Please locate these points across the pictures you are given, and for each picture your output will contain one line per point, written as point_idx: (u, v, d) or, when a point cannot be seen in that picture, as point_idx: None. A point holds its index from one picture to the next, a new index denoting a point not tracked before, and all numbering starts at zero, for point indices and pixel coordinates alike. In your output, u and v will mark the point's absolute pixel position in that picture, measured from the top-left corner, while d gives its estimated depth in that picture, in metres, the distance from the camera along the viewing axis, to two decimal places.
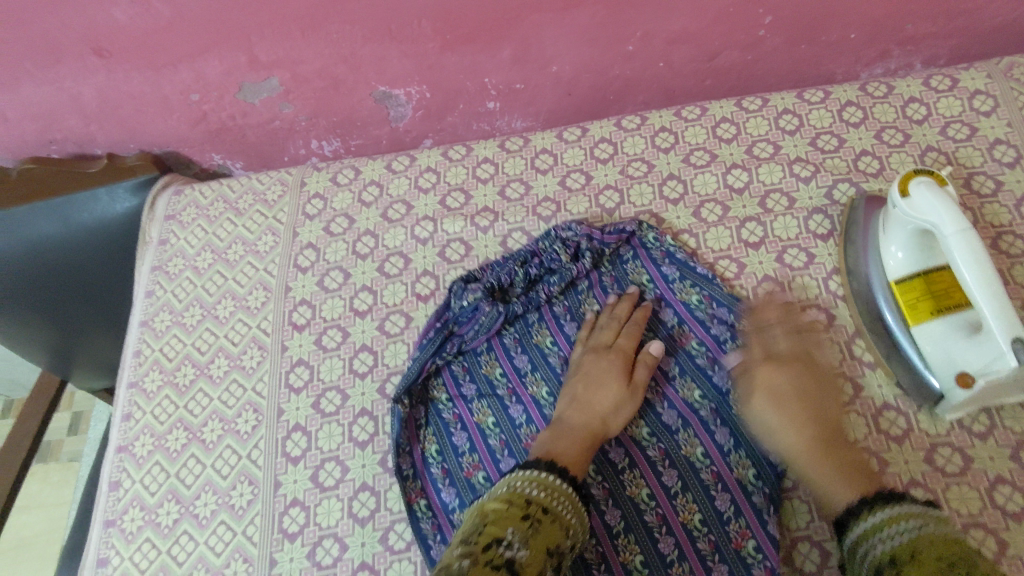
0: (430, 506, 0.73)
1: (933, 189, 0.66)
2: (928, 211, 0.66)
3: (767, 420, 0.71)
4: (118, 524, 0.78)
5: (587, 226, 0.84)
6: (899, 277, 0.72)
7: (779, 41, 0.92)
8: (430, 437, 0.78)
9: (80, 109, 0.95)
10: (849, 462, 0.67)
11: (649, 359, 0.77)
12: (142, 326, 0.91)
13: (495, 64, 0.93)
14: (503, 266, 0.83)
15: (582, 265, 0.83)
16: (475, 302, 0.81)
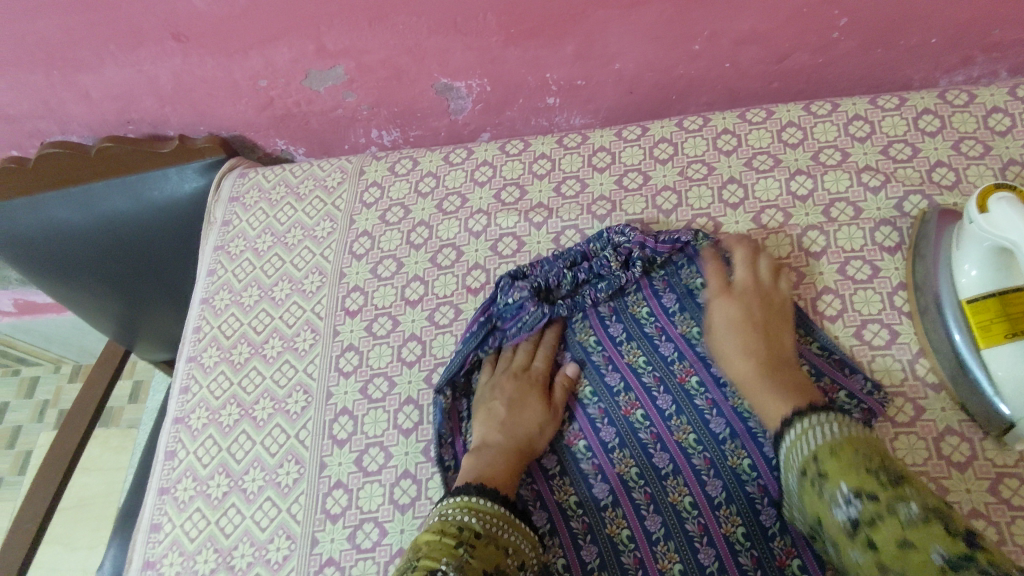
0: None
1: (1015, 206, 0.62)
2: (1009, 229, 0.62)
3: (728, 345, 0.75)
4: (171, 492, 0.81)
5: (641, 233, 0.81)
6: (972, 296, 0.68)
7: (854, 44, 0.88)
8: (472, 428, 0.80)
9: (156, 91, 0.99)
10: (795, 381, 0.71)
11: (569, 380, 0.79)
12: (202, 303, 0.94)
13: (558, 59, 0.92)
14: (553, 266, 0.82)
15: (632, 273, 0.81)
16: (520, 301, 0.80)
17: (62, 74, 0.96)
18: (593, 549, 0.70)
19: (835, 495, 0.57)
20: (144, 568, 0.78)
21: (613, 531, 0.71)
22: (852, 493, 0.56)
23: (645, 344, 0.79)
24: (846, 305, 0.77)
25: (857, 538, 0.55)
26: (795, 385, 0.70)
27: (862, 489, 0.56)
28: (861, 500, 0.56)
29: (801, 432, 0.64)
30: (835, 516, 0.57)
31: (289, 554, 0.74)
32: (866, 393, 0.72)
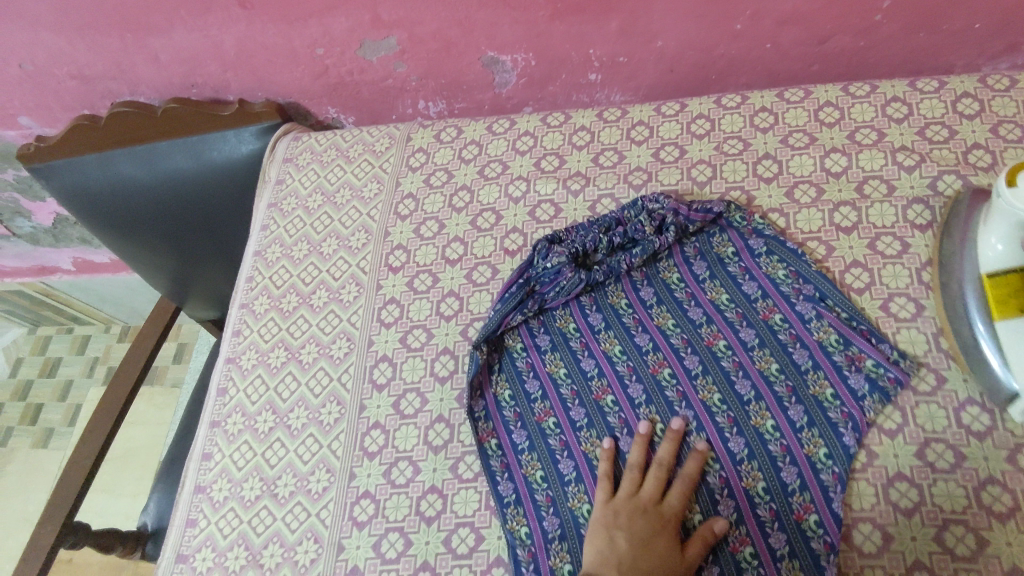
0: (501, 445, 0.78)
1: None
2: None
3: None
4: (222, 425, 0.87)
5: (675, 201, 0.85)
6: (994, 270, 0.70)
7: (896, 27, 0.90)
8: (503, 383, 0.82)
9: (220, 56, 1.05)
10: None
11: (706, 531, 0.68)
12: (255, 255, 1.00)
13: (602, 35, 0.95)
14: (588, 231, 0.86)
15: (665, 239, 0.84)
16: (558, 266, 0.84)
17: (137, 38, 1.03)
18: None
19: None
20: (195, 491, 0.84)
21: None
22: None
23: (675, 308, 0.82)
24: (874, 278, 0.79)
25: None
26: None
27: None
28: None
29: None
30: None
31: (328, 486, 0.79)
32: (892, 361, 0.73)
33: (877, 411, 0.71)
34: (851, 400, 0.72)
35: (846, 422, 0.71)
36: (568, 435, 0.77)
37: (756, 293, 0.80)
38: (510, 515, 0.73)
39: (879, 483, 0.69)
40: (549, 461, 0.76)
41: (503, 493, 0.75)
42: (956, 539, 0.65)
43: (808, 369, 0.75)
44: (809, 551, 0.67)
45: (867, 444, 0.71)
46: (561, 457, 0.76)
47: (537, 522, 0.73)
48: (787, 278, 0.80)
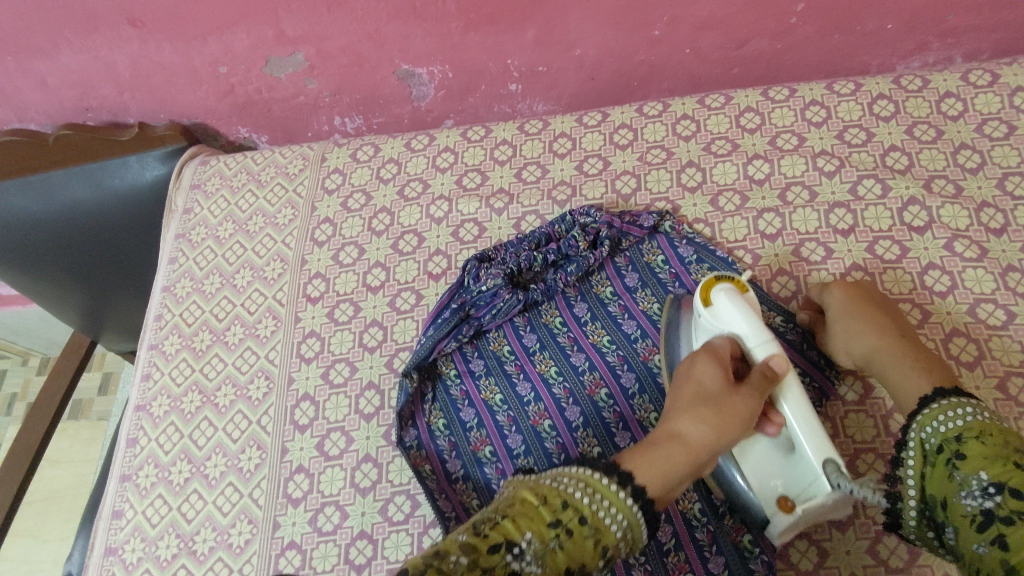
0: (435, 479, 0.74)
1: (733, 299, 0.66)
2: (732, 318, 0.65)
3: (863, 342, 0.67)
4: (133, 479, 0.81)
5: (607, 213, 0.83)
6: None
7: (811, 30, 0.90)
8: (437, 412, 0.78)
9: (114, 77, 0.97)
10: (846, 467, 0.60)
11: (771, 369, 0.61)
12: (164, 291, 0.93)
13: (519, 46, 0.93)
14: (519, 248, 0.83)
15: (599, 253, 0.82)
16: (494, 288, 0.81)
17: (18, 60, 0.94)
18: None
19: (969, 483, 0.51)
20: (106, 553, 0.78)
21: None
22: (991, 483, 0.50)
23: (609, 323, 0.80)
24: (800, 286, 0.78)
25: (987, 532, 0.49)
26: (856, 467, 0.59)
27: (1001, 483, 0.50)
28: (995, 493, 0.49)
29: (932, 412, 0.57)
30: (962, 504, 0.51)
31: (250, 539, 0.75)
32: (817, 367, 0.73)
33: None
34: None
35: None
36: (505, 464, 0.74)
37: None
38: (453, 530, 0.70)
39: None
40: (486, 492, 0.73)
41: (444, 510, 0.72)
42: (889, 551, 0.65)
43: None
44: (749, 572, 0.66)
45: None
46: (496, 489, 0.73)
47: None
48: None
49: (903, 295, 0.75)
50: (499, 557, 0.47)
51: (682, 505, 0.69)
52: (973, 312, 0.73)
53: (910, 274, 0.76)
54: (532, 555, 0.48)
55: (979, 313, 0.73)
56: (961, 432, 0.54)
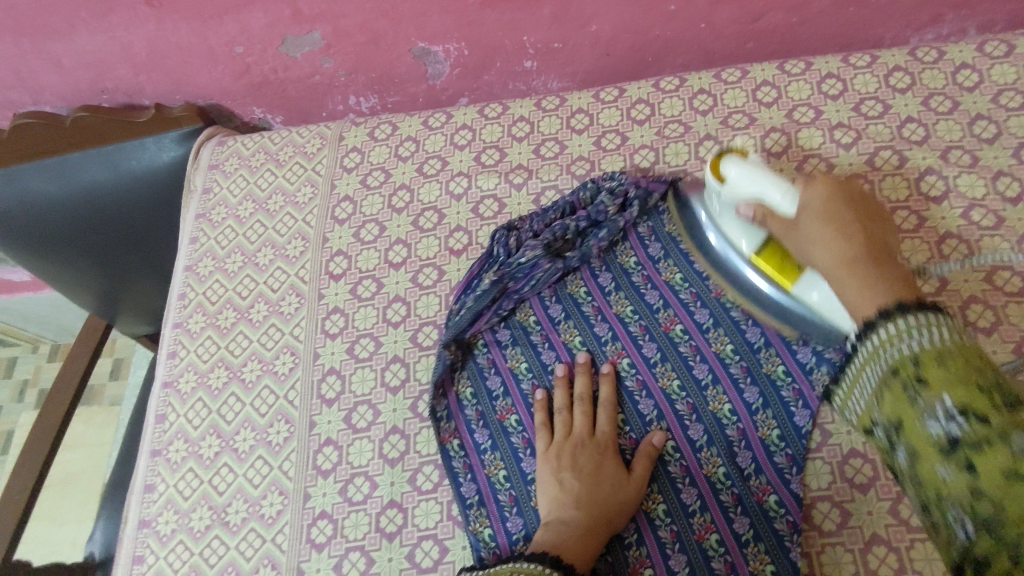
0: (463, 446, 0.76)
1: (743, 164, 0.70)
2: (747, 182, 0.69)
3: (818, 239, 0.62)
4: (163, 454, 0.83)
5: (632, 175, 0.85)
6: (753, 251, 0.72)
7: (826, 3, 0.90)
8: (464, 381, 0.80)
9: (130, 58, 0.98)
10: (892, 278, 0.56)
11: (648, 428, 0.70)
12: (186, 270, 0.94)
13: (535, 22, 0.93)
14: (544, 215, 0.85)
15: (629, 215, 0.83)
16: (533, 259, 0.81)
17: (34, 42, 0.94)
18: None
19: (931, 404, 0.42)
20: (140, 526, 0.80)
21: None
22: (959, 407, 0.41)
23: (632, 293, 0.81)
24: None
25: (953, 457, 0.41)
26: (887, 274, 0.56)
27: (972, 407, 0.40)
28: (967, 417, 0.40)
29: (902, 328, 0.46)
30: (925, 428, 0.42)
31: (282, 509, 0.76)
32: None
33: None
34: (801, 377, 0.72)
35: (796, 400, 0.72)
36: (531, 432, 0.76)
37: None
38: (473, 517, 0.72)
39: (835, 460, 0.70)
40: (512, 461, 0.75)
41: (465, 495, 0.73)
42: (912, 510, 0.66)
43: (761, 347, 0.75)
44: (774, 531, 0.67)
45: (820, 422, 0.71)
46: (524, 456, 0.75)
47: (500, 523, 0.72)
48: None
49: (921, 264, 0.77)
50: None
51: (706, 469, 0.71)
52: (991, 280, 0.75)
53: (928, 244, 0.78)
54: None
55: (996, 280, 0.75)
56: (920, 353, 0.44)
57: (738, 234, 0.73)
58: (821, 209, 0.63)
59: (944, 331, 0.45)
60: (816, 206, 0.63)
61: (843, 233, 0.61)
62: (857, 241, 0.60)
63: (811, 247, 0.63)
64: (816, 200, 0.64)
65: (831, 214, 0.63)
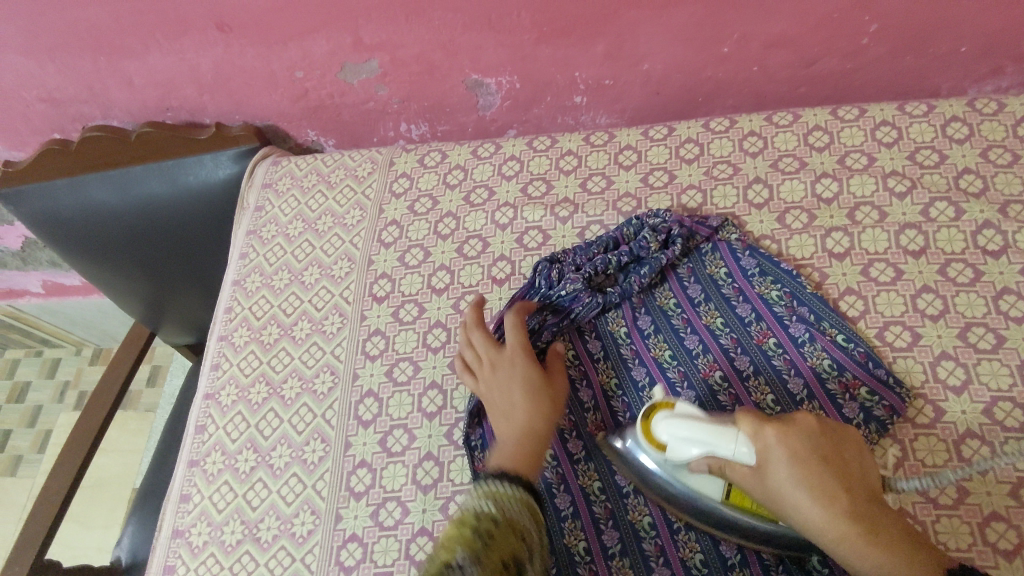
0: None
1: (684, 420, 0.64)
2: (687, 447, 0.64)
3: (790, 489, 0.59)
4: (201, 465, 0.84)
5: (677, 215, 0.85)
6: (718, 496, 0.67)
7: (883, 51, 0.90)
8: None
9: (196, 79, 1.02)
10: (893, 532, 0.56)
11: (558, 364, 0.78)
12: (234, 285, 0.97)
13: (588, 59, 0.94)
14: (588, 250, 0.84)
15: (671, 252, 0.83)
16: (574, 292, 0.81)
17: (109, 60, 0.99)
18: (614, 534, 0.72)
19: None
20: (173, 535, 0.80)
21: (635, 518, 0.72)
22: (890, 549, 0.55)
23: (672, 336, 0.80)
24: (869, 306, 0.78)
25: None
26: (912, 549, 0.56)
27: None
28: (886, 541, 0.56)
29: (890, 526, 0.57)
30: None
31: (313, 529, 0.76)
32: (887, 385, 0.72)
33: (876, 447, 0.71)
34: None
35: None
36: (565, 468, 0.75)
37: (751, 316, 0.79)
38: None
39: None
40: (546, 496, 0.74)
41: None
42: None
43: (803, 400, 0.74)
44: None
45: None
46: (557, 492, 0.74)
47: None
48: (781, 299, 0.79)
49: (976, 319, 0.75)
50: None
51: None
52: None
53: (984, 299, 0.76)
54: (471, 566, 0.53)
55: None
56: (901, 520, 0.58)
57: (700, 483, 0.67)
58: (786, 455, 0.59)
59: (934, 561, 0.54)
60: (782, 455, 0.59)
61: (815, 476, 0.58)
62: (840, 493, 0.58)
63: (790, 501, 0.59)
64: (778, 451, 0.59)
65: (801, 459, 0.59)
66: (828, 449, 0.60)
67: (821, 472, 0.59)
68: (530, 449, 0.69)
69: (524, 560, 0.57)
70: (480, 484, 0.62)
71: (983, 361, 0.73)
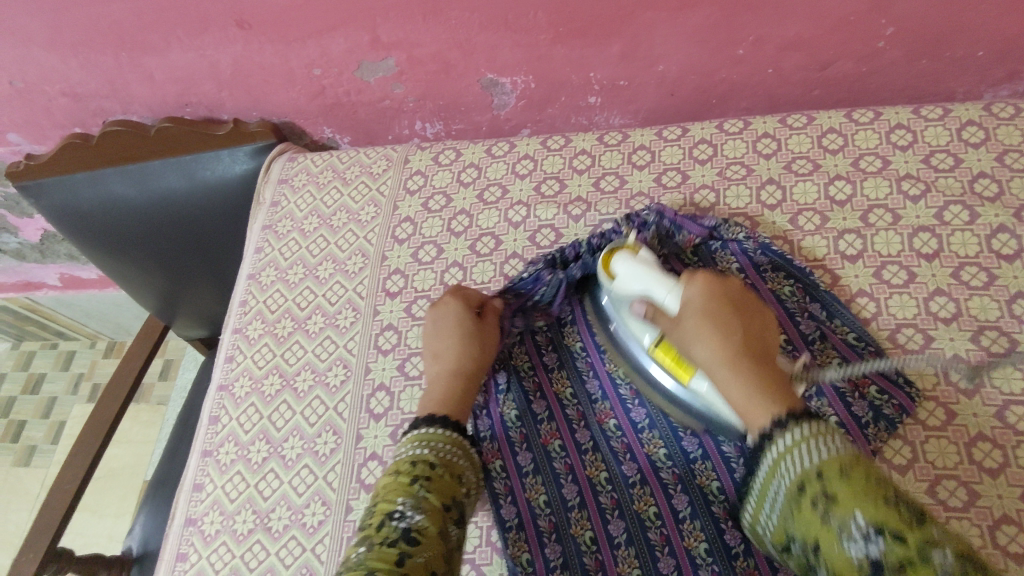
0: (505, 467, 0.76)
1: (629, 260, 0.72)
2: (634, 280, 0.71)
3: (699, 343, 0.63)
4: (214, 455, 0.85)
5: (662, 206, 0.85)
6: (655, 344, 0.72)
7: (898, 54, 0.90)
8: (510, 403, 0.79)
9: (216, 75, 1.03)
10: (774, 384, 0.57)
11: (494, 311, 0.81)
12: (249, 279, 0.98)
13: (603, 59, 0.95)
14: (565, 244, 0.87)
15: (644, 236, 0.83)
16: (535, 273, 0.83)
17: (131, 56, 1.01)
18: (620, 524, 0.72)
19: (846, 526, 0.46)
20: (186, 524, 0.82)
21: (640, 507, 0.72)
22: (872, 527, 0.45)
23: None
24: (881, 308, 0.78)
25: None
26: (784, 387, 0.57)
27: (884, 524, 0.45)
28: (883, 537, 0.44)
29: (795, 441, 0.51)
30: (845, 552, 0.46)
31: (323, 520, 0.77)
32: (897, 386, 0.73)
33: (886, 447, 0.71)
34: (855, 428, 0.71)
35: None
36: (573, 458, 0.76)
37: None
38: (511, 542, 0.72)
39: None
40: (553, 486, 0.74)
41: (505, 518, 0.73)
42: None
43: (812, 395, 0.73)
44: None
45: None
46: (564, 481, 0.74)
47: (539, 549, 0.71)
48: (792, 295, 0.80)
49: (989, 323, 0.75)
50: (390, 526, 0.55)
51: None
52: None
53: (998, 303, 0.75)
54: (413, 509, 0.57)
55: None
56: (820, 468, 0.49)
57: (640, 329, 0.73)
58: (699, 306, 0.64)
59: (835, 440, 0.50)
60: (697, 306, 0.64)
61: (720, 329, 0.62)
62: (732, 338, 0.61)
63: (722, 387, 0.60)
64: (696, 298, 0.65)
65: (708, 310, 0.63)
66: (742, 309, 0.64)
67: (722, 313, 0.63)
68: (456, 389, 0.72)
69: (459, 499, 0.62)
70: (411, 430, 0.67)
71: (995, 365, 0.72)
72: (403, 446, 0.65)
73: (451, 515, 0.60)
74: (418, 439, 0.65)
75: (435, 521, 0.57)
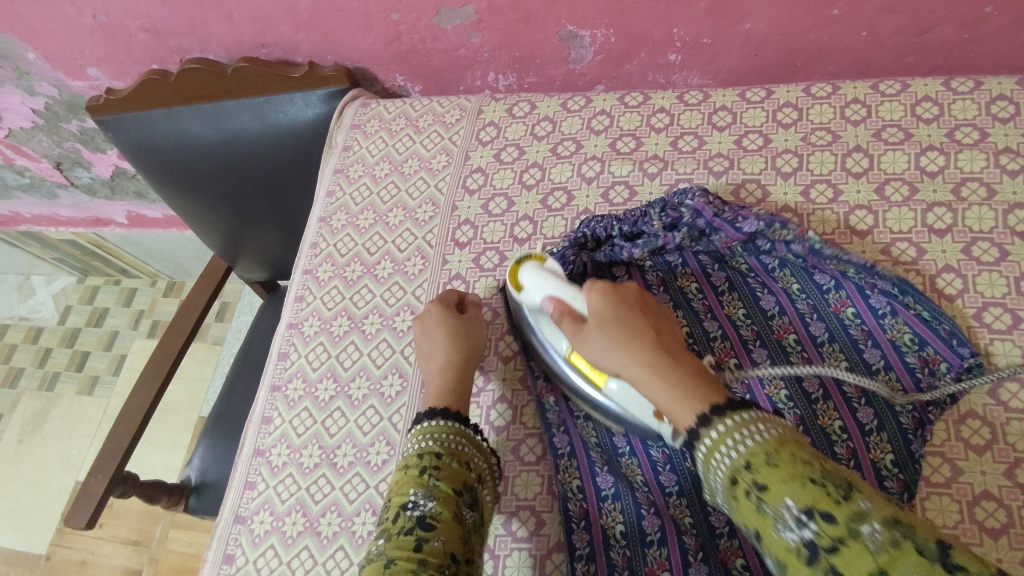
0: (559, 402, 0.78)
1: (539, 273, 0.73)
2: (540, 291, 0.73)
3: (608, 347, 0.62)
4: (283, 390, 0.88)
5: (706, 196, 0.79)
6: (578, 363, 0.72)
7: (1006, 21, 0.85)
8: None
9: (294, 17, 1.03)
10: (695, 370, 0.57)
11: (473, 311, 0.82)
12: (320, 221, 0.99)
13: (688, 16, 0.92)
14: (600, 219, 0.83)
15: (672, 236, 0.81)
16: (561, 256, 0.82)
17: None
18: (672, 476, 0.72)
19: (780, 512, 0.45)
20: (255, 454, 0.85)
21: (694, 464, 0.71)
22: (803, 510, 0.44)
23: (747, 296, 0.79)
24: (968, 285, 0.75)
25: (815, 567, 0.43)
26: (702, 381, 0.56)
27: (813, 506, 0.44)
28: (815, 520, 0.44)
29: (726, 432, 0.50)
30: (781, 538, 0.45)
31: (387, 459, 0.79)
32: (971, 364, 0.70)
33: (963, 425, 0.69)
34: (922, 405, 0.69)
35: (916, 429, 0.69)
36: None
37: (830, 285, 0.77)
38: (563, 467, 0.73)
39: (965, 500, 0.66)
40: (606, 432, 0.76)
41: (557, 446, 0.74)
42: None
43: (879, 369, 0.73)
44: None
45: (953, 458, 0.68)
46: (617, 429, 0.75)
47: (590, 478, 0.72)
48: None
49: None
50: (403, 520, 0.60)
51: None
52: None
53: None
54: (423, 500, 0.61)
55: None
56: (749, 457, 0.48)
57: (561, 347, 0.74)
58: (604, 306, 0.64)
59: (760, 428, 0.49)
60: (595, 309, 0.64)
61: (627, 319, 0.62)
62: (646, 338, 0.60)
63: (611, 357, 0.61)
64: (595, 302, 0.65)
65: (616, 307, 0.63)
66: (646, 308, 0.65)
67: (636, 322, 0.62)
68: (450, 384, 0.74)
69: (471, 483, 0.65)
70: (416, 425, 0.69)
71: None
72: (409, 441, 0.68)
73: (463, 500, 0.63)
74: (423, 433, 0.67)
75: (448, 510, 0.61)
